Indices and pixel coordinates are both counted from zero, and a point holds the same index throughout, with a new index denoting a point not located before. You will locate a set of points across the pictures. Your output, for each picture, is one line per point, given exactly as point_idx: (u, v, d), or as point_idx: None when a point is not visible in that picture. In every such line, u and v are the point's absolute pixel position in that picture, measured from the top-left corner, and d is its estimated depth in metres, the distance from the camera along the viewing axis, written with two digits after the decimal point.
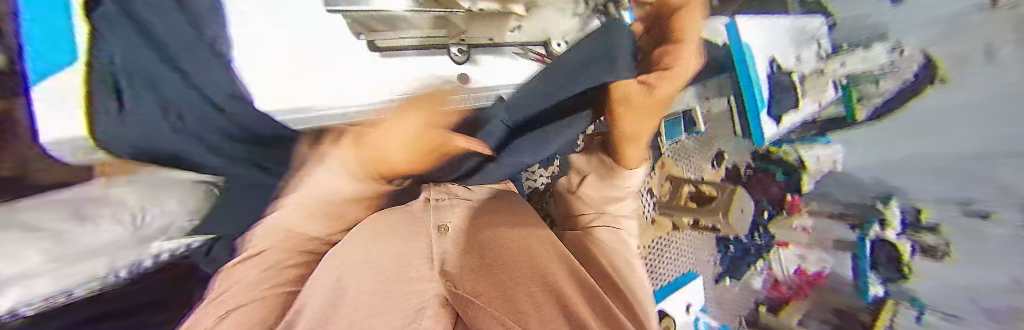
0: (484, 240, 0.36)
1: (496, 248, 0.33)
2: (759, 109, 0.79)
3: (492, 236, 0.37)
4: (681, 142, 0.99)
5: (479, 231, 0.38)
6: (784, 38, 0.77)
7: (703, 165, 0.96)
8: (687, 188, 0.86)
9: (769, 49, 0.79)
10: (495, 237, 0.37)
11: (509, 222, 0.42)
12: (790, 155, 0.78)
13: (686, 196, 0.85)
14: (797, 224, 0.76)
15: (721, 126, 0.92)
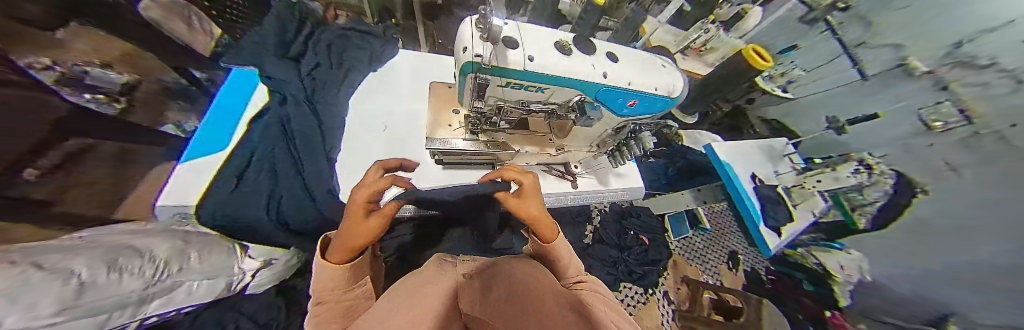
0: (504, 272, 0.24)
1: (506, 275, 0.23)
2: (757, 212, 0.69)
3: (498, 261, 0.29)
4: (691, 236, 1.14)
5: (496, 272, 0.24)
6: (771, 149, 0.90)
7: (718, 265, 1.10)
8: (709, 294, 0.95)
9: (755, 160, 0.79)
10: (502, 261, 0.29)
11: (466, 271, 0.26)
12: (808, 260, 0.95)
13: (711, 303, 0.93)
14: None
15: (703, 244, 1.14)
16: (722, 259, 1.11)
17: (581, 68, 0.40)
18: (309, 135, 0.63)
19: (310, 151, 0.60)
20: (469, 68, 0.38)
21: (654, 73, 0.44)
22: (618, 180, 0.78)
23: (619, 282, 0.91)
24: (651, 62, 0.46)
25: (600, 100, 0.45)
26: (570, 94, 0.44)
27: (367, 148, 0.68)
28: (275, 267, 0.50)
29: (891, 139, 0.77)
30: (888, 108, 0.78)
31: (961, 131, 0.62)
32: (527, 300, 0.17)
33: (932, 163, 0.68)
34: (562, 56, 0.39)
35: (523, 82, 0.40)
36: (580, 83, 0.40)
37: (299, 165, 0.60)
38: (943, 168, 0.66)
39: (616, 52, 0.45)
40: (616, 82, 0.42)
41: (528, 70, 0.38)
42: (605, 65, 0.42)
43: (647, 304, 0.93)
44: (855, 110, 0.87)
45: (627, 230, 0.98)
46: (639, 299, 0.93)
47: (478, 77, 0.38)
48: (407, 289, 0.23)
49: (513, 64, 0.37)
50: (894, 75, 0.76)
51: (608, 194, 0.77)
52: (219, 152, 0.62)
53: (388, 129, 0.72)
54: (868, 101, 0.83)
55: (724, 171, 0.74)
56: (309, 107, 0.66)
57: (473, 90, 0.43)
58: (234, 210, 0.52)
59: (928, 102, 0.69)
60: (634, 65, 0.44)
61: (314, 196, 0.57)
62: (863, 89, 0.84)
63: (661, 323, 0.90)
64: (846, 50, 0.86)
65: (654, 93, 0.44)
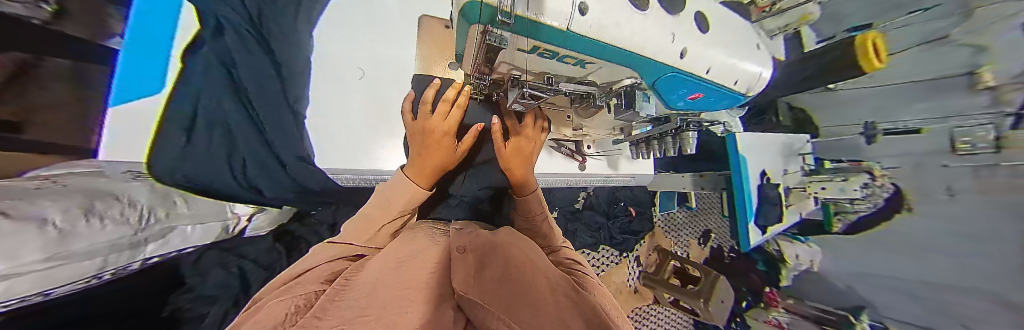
0: (502, 249, 0.25)
1: (506, 254, 0.23)
2: (751, 210, 0.68)
3: (497, 237, 0.30)
4: (675, 213, 1.23)
5: (494, 249, 0.25)
6: (790, 147, 0.83)
7: (689, 239, 1.24)
8: (674, 261, 1.08)
9: (770, 162, 0.74)
10: (499, 237, 0.30)
11: (460, 246, 0.27)
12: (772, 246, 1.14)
13: (673, 268, 1.08)
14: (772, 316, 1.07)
15: (682, 221, 1.25)
16: (694, 236, 1.26)
17: (658, 40, 0.30)
18: (269, 87, 0.51)
19: (267, 106, 0.50)
20: (481, 17, 0.24)
21: (742, 62, 0.40)
22: (631, 166, 0.88)
23: (599, 245, 1.05)
24: (744, 45, 0.41)
25: (657, 88, 0.38)
26: (622, 72, 0.36)
27: (346, 98, 0.67)
28: (268, 214, 0.61)
29: (913, 154, 0.85)
30: (932, 125, 0.82)
31: (982, 157, 0.74)
32: (517, 286, 0.17)
33: (938, 186, 0.82)
34: (638, 16, 0.28)
35: (561, 50, 0.29)
36: (646, 64, 0.32)
37: (253, 121, 0.49)
38: (940, 192, 0.81)
39: (707, 15, 0.38)
40: (691, 68, 0.35)
41: (572, 32, 0.25)
42: (687, 40, 0.33)
43: (618, 265, 1.09)
44: (898, 116, 0.87)
45: (618, 202, 1.10)
46: (612, 260, 1.08)
47: (488, 37, 0.25)
48: (403, 259, 0.25)
49: (557, 21, 0.23)
50: (954, 84, 0.78)
51: (618, 178, 0.89)
52: (159, 94, 0.48)
53: (370, 77, 0.70)
54: (909, 108, 0.86)
55: (738, 164, 0.69)
56: (253, 35, 0.50)
57: (481, 48, 0.30)
58: (198, 170, 0.46)
59: (968, 123, 0.76)
60: (719, 45, 0.38)
61: (281, 160, 0.53)
62: (907, 95, 0.86)
63: (625, 279, 1.08)
64: (921, 42, 0.81)
65: (731, 88, 0.42)
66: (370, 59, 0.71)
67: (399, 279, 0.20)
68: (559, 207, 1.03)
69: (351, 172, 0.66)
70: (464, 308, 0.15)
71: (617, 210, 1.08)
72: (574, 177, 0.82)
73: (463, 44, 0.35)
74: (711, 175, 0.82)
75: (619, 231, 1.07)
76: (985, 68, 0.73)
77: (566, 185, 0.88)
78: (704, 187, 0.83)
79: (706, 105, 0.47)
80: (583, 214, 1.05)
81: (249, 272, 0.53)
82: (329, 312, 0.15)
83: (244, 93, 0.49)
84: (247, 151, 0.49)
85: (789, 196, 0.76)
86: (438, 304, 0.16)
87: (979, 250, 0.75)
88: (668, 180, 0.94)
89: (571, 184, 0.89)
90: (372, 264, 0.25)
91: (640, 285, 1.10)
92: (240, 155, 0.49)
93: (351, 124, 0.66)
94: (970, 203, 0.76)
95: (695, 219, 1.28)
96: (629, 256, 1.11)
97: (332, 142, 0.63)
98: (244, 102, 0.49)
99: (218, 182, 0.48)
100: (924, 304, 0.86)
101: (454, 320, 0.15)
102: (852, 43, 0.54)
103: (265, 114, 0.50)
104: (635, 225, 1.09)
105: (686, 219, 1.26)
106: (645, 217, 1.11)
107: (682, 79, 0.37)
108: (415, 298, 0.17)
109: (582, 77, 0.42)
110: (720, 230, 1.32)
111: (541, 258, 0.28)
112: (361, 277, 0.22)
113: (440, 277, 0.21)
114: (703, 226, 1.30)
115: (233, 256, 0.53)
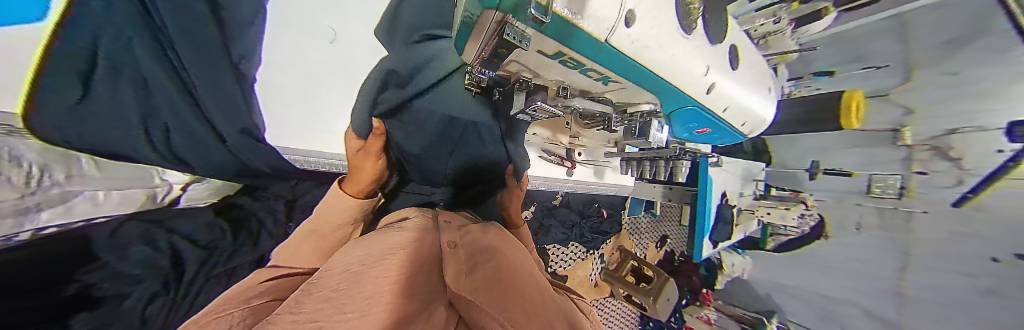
0: (497, 255, 0.25)
1: (501, 262, 0.23)
2: (708, 225, 0.76)
3: (490, 241, 0.30)
4: (640, 218, 1.33)
5: (486, 252, 0.25)
6: (749, 173, 0.92)
7: (649, 243, 1.38)
8: (633, 261, 1.19)
9: (731, 184, 0.82)
10: (490, 240, 0.30)
11: (450, 243, 0.26)
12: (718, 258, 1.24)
13: (631, 267, 1.20)
14: (704, 313, 1.24)
15: (647, 226, 1.37)
16: (653, 240, 1.39)
17: (687, 69, 0.29)
18: (198, 29, 0.39)
19: (200, 58, 0.40)
20: (500, 3, 0.18)
21: (752, 109, 0.43)
22: (614, 175, 0.94)
23: (570, 240, 1.11)
24: (758, 88, 0.43)
25: (673, 118, 0.39)
26: (643, 96, 0.36)
27: (311, 57, 0.64)
28: (207, 184, 0.55)
29: (841, 190, 1.01)
30: (860, 170, 0.96)
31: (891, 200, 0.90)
32: (512, 292, 0.17)
33: (851, 219, 0.99)
34: (680, 41, 0.27)
35: (586, 62, 0.26)
36: (672, 92, 0.32)
37: (178, 80, 0.39)
38: (851, 226, 0.99)
39: (740, 48, 0.39)
40: (711, 104, 0.36)
41: (609, 45, 0.21)
42: (716, 75, 0.34)
43: (583, 260, 1.17)
44: (837, 160, 1.02)
45: (593, 202, 1.17)
46: (578, 255, 1.16)
47: (504, 29, 0.20)
48: (389, 249, 0.23)
49: (597, 29, 0.19)
50: (884, 138, 0.92)
51: (599, 186, 0.94)
52: None
53: (339, 41, 0.66)
54: (844, 153, 1.01)
55: (706, 182, 0.75)
56: None
57: (491, 40, 0.25)
58: (92, 128, 0.33)
59: (884, 172, 0.91)
60: (740, 87, 0.39)
61: (222, 136, 0.47)
62: (847, 142, 1.01)
63: (588, 274, 1.18)
64: (871, 95, 0.94)
65: (738, 128, 0.45)
66: (340, 19, 0.66)
67: (389, 266, 0.19)
68: (538, 202, 1.06)
69: (310, 154, 0.66)
70: (464, 313, 0.14)
71: (589, 210, 1.15)
72: (561, 181, 0.87)
73: (468, 39, 0.30)
74: (680, 189, 0.87)
75: (588, 229, 1.15)
76: (909, 127, 0.87)
77: (552, 188, 0.92)
78: (671, 200, 0.90)
79: (697, 140, 0.51)
80: (558, 211, 1.10)
81: (184, 249, 0.47)
82: (300, 307, 0.13)
83: (164, 34, 0.36)
84: (169, 114, 0.40)
85: (740, 216, 0.85)
86: (431, 303, 0.14)
87: (865, 270, 0.95)
88: (644, 188, 1.01)
89: (559, 188, 0.92)
90: (351, 257, 0.23)
91: (600, 279, 1.21)
92: (159, 118, 0.39)
93: (315, 92, 0.65)
94: (876, 237, 0.93)
95: (657, 224, 1.41)
96: (594, 253, 1.20)
97: (293, 112, 0.62)
98: (160, 45, 0.36)
99: (136, 145, 0.38)
100: (818, 309, 1.09)
101: (447, 317, 0.13)
102: (840, 98, 0.62)
103: (196, 69, 0.40)
104: (603, 225, 1.18)
105: (650, 225, 1.39)
106: (614, 219, 1.21)
107: (694, 113, 0.37)
108: (389, 288, 0.15)
109: (598, 93, 0.42)
110: (676, 236, 1.48)
111: (536, 270, 0.28)
112: (334, 271, 0.21)
113: (436, 274, 0.20)
114: (663, 231, 1.44)
115: (161, 230, 0.45)
